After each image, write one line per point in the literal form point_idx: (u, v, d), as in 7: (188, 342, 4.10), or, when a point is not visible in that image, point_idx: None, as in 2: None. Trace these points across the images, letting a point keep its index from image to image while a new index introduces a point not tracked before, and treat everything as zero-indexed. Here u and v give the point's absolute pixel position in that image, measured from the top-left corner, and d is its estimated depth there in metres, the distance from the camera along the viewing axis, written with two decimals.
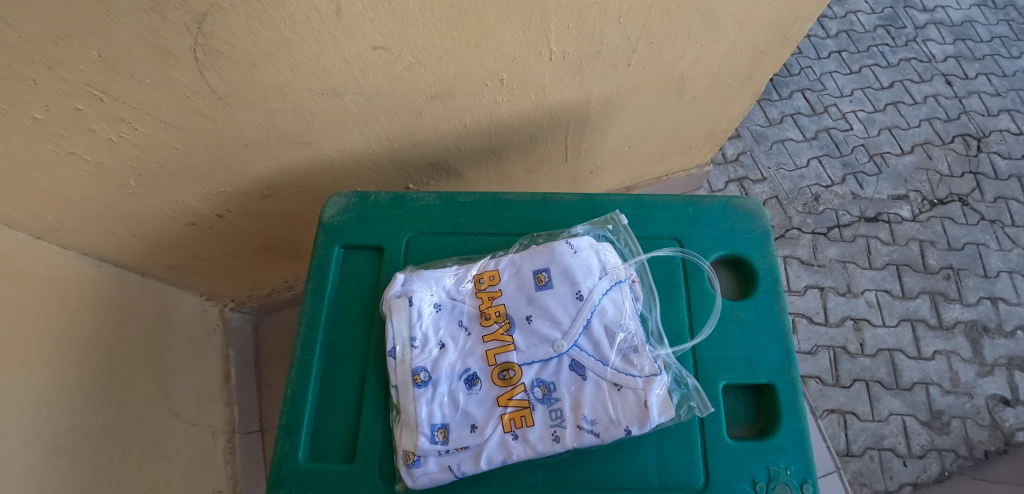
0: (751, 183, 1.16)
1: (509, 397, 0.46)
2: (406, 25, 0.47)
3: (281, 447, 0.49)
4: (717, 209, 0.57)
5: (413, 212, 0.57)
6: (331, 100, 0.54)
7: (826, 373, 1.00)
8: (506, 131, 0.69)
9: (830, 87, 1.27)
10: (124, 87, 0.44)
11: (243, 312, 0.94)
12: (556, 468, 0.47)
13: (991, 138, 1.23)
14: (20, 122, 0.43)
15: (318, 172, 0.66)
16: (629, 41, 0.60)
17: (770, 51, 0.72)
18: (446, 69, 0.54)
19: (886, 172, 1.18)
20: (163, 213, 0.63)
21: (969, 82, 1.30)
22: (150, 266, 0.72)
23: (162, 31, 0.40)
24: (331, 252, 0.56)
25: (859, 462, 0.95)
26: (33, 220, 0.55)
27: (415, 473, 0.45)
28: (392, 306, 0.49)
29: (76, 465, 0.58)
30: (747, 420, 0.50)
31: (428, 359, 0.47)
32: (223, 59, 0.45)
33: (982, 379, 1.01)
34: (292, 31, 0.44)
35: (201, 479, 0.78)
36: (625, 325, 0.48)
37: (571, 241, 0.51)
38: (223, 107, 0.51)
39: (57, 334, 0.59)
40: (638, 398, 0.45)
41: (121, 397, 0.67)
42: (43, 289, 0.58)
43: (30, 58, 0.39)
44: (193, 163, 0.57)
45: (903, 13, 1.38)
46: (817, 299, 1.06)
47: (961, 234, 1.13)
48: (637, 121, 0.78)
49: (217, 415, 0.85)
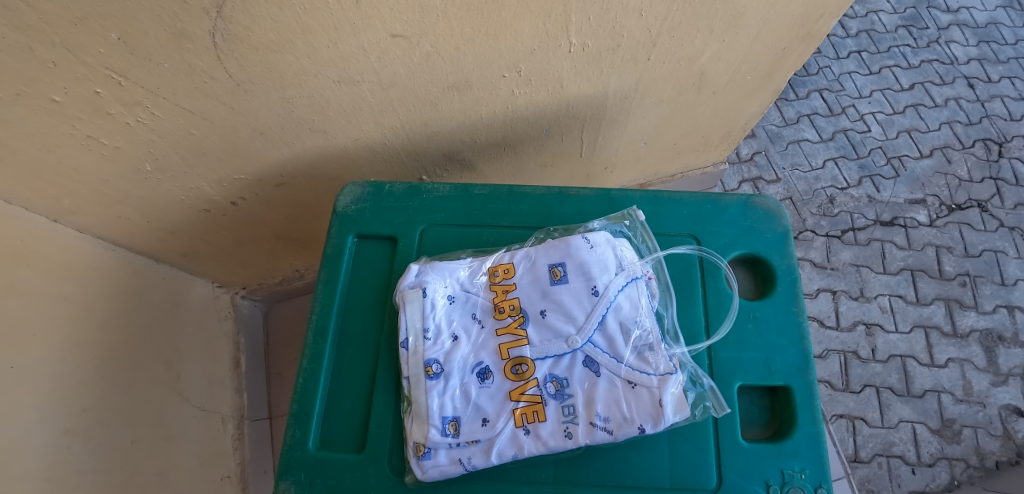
0: (764, 183, 1.15)
1: (521, 391, 0.46)
2: (425, 13, 0.47)
3: (291, 435, 0.49)
4: (736, 207, 0.56)
5: (426, 203, 0.57)
6: (347, 88, 0.53)
7: (836, 378, 0.99)
8: (521, 124, 0.68)
9: (849, 87, 1.25)
10: (141, 71, 0.44)
11: (254, 300, 0.94)
12: (566, 465, 0.46)
13: (1014, 143, 1.21)
14: (39, 104, 0.43)
15: (333, 161, 0.66)
16: (650, 35, 0.59)
17: (793, 48, 0.71)
18: (464, 59, 0.54)
19: (904, 175, 1.16)
20: (179, 199, 0.63)
21: (992, 85, 1.27)
22: (163, 252, 0.72)
23: (180, 15, 0.40)
24: (344, 241, 0.56)
25: (867, 468, 0.94)
26: (48, 203, 0.55)
27: (425, 465, 0.45)
28: (405, 297, 0.49)
29: (87, 447, 0.58)
30: (761, 422, 0.50)
31: (440, 351, 0.47)
32: (241, 44, 0.44)
33: (995, 388, 1.00)
34: (311, 17, 0.44)
35: (209, 464, 0.78)
36: (641, 322, 0.48)
37: (587, 236, 0.50)
38: (240, 94, 0.50)
39: (72, 315, 0.59)
40: (653, 397, 0.45)
41: (135, 382, 0.67)
42: (58, 271, 0.58)
43: (50, 39, 0.38)
44: (209, 149, 0.57)
45: (925, 13, 1.35)
46: (829, 302, 1.04)
47: (979, 240, 1.11)
48: (654, 117, 0.77)
49: (227, 402, 0.85)
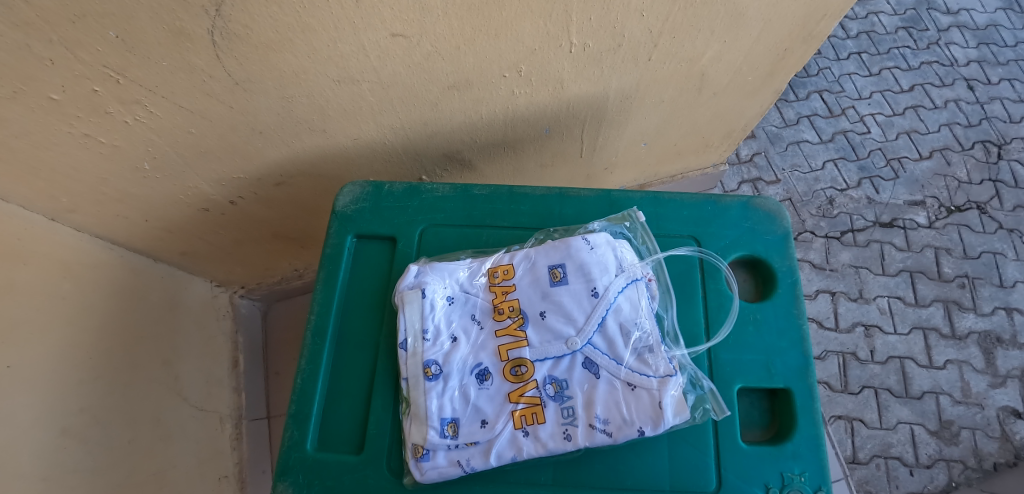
0: (764, 184, 1.14)
1: (520, 393, 0.45)
2: (426, 12, 0.46)
3: (289, 436, 0.49)
4: (736, 208, 0.56)
5: (426, 203, 0.56)
6: (347, 87, 0.53)
7: (834, 379, 0.99)
8: (522, 124, 0.68)
9: (849, 89, 1.25)
10: (140, 69, 0.44)
11: (252, 299, 0.94)
12: (565, 467, 0.46)
13: (1013, 145, 1.21)
14: (36, 102, 0.43)
15: (332, 161, 0.65)
16: (652, 35, 0.59)
17: (794, 49, 0.71)
18: (465, 59, 0.54)
19: (903, 177, 1.16)
20: (177, 198, 0.63)
21: (992, 87, 1.27)
22: (162, 251, 0.72)
23: (179, 13, 0.40)
24: (344, 241, 0.55)
25: (865, 469, 0.94)
26: (46, 201, 0.55)
27: (424, 467, 0.44)
28: (405, 298, 0.49)
29: (84, 447, 0.58)
30: (761, 424, 0.50)
31: (439, 352, 0.47)
32: (240, 43, 0.44)
33: (993, 390, 1.00)
34: (311, 16, 0.43)
35: (207, 463, 0.78)
36: (641, 324, 0.47)
37: (588, 237, 0.50)
38: (239, 92, 0.50)
39: (69, 315, 0.59)
40: (653, 399, 0.45)
41: (133, 381, 0.67)
42: (56, 270, 0.58)
43: (48, 37, 0.38)
44: (207, 148, 0.56)
45: (926, 14, 1.35)
46: (828, 304, 1.04)
47: (978, 242, 1.11)
48: (655, 118, 0.77)
49: (225, 401, 0.85)
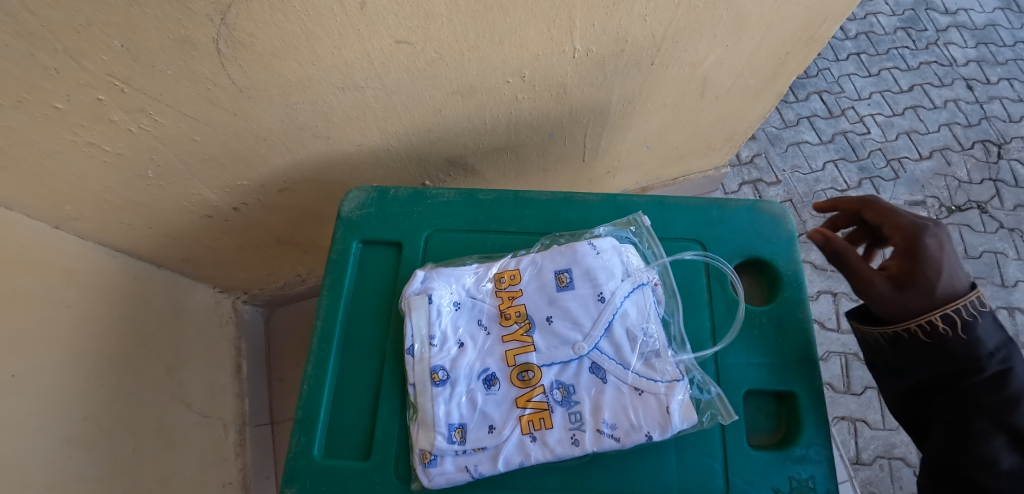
0: (765, 185, 1.15)
1: (527, 398, 0.45)
2: (430, 19, 0.47)
3: (297, 442, 0.49)
4: (740, 212, 0.56)
5: (431, 209, 0.57)
6: (351, 94, 0.53)
7: (836, 380, 0.99)
8: (524, 129, 0.68)
9: (848, 89, 1.25)
10: (144, 78, 0.44)
11: (255, 305, 0.94)
12: (572, 473, 0.46)
13: (1012, 144, 1.21)
14: (41, 111, 0.43)
15: (336, 167, 0.65)
16: (654, 40, 0.59)
17: (796, 52, 0.71)
18: (469, 65, 0.54)
19: (904, 177, 1.16)
20: (182, 206, 0.63)
21: (991, 87, 1.27)
22: (165, 258, 0.72)
23: (184, 22, 0.40)
24: (349, 246, 0.56)
25: (868, 470, 0.94)
26: (50, 209, 0.55)
27: (432, 473, 0.45)
28: (412, 304, 0.49)
29: (88, 455, 0.58)
30: (769, 428, 0.49)
31: (446, 358, 0.47)
32: (245, 51, 0.44)
33: None
34: (315, 24, 0.44)
35: (210, 470, 0.78)
36: (647, 329, 0.48)
37: (593, 242, 0.51)
38: (243, 100, 0.50)
39: (72, 322, 0.59)
40: (659, 404, 0.45)
41: (136, 389, 0.67)
42: (59, 277, 0.57)
43: (52, 47, 0.38)
44: (212, 155, 0.57)
45: (924, 15, 1.36)
46: (830, 304, 1.04)
47: (979, 242, 1.11)
48: (658, 121, 0.77)
49: (228, 407, 0.85)
